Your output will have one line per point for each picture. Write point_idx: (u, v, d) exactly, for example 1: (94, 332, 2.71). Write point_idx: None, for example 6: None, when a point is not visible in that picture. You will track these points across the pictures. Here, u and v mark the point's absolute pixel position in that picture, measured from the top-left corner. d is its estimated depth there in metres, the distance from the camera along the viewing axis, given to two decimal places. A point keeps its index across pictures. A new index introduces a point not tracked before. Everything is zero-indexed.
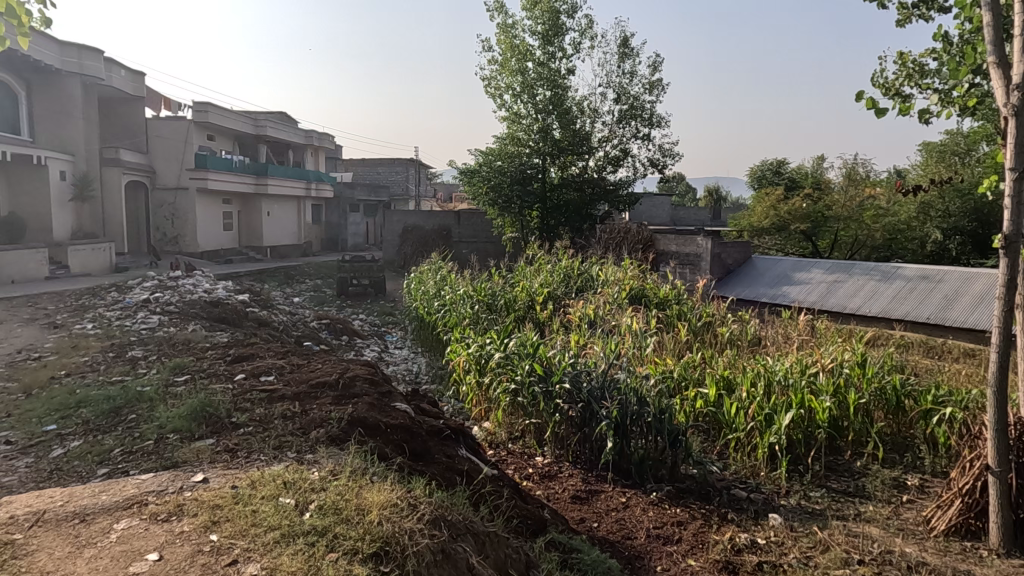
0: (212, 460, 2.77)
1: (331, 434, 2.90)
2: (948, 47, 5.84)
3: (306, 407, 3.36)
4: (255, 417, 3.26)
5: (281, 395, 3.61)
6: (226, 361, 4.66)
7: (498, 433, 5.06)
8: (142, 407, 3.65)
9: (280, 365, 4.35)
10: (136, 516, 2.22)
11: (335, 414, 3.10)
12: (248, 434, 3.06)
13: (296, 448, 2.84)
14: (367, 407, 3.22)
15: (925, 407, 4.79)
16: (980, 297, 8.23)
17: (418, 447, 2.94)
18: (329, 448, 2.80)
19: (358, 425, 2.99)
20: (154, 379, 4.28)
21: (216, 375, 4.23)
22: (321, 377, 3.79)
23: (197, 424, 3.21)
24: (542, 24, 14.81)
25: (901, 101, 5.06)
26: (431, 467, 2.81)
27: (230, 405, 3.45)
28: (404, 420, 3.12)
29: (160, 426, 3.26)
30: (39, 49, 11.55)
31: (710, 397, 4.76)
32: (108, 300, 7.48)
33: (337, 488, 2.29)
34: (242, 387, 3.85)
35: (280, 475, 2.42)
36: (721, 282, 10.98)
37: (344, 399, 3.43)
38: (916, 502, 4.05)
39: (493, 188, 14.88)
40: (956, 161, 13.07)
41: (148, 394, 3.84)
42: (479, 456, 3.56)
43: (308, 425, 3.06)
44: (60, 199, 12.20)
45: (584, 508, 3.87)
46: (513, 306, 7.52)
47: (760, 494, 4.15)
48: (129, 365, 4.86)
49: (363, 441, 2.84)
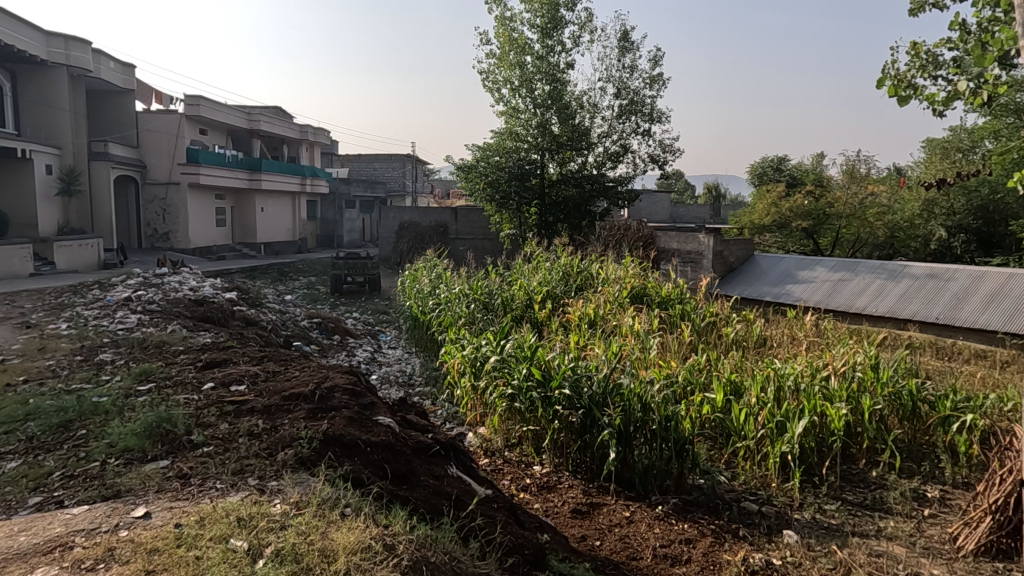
0: (160, 488, 2.51)
1: (302, 456, 2.64)
2: (966, 36, 5.62)
3: (276, 424, 3.10)
4: (217, 435, 3.00)
5: (250, 408, 3.36)
6: (197, 368, 4.40)
7: (494, 440, 4.83)
8: (95, 423, 3.38)
9: (253, 373, 4.09)
10: (56, 563, 1.94)
11: (306, 432, 2.83)
12: (206, 457, 2.79)
13: (260, 472, 2.58)
14: (345, 421, 2.95)
15: (944, 413, 4.59)
16: (990, 296, 8.01)
17: (401, 469, 2.68)
18: (297, 473, 2.54)
19: (334, 444, 2.73)
20: (116, 388, 4.01)
21: (183, 385, 3.96)
22: (295, 388, 3.52)
23: (151, 442, 2.96)
24: (542, 16, 14.50)
25: (915, 94, 4.87)
26: (415, 492, 2.56)
27: (191, 421, 3.18)
28: (386, 436, 2.86)
29: (110, 445, 2.99)
30: (23, 39, 11.18)
31: (717, 403, 4.49)
32: (87, 299, 7.17)
33: (300, 527, 2.05)
34: (208, 398, 3.59)
35: (235, 510, 2.16)
36: (724, 280, 10.76)
37: (319, 412, 3.17)
38: (940, 517, 3.80)
39: (490, 183, 14.59)
40: (961, 158, 12.84)
41: (104, 406, 3.57)
42: (471, 473, 3.32)
43: (276, 445, 2.80)
44: (45, 194, 11.91)
45: (585, 523, 3.61)
46: (511, 305, 7.26)
47: (772, 507, 3.90)
48: (94, 371, 4.58)
49: (337, 465, 2.58)
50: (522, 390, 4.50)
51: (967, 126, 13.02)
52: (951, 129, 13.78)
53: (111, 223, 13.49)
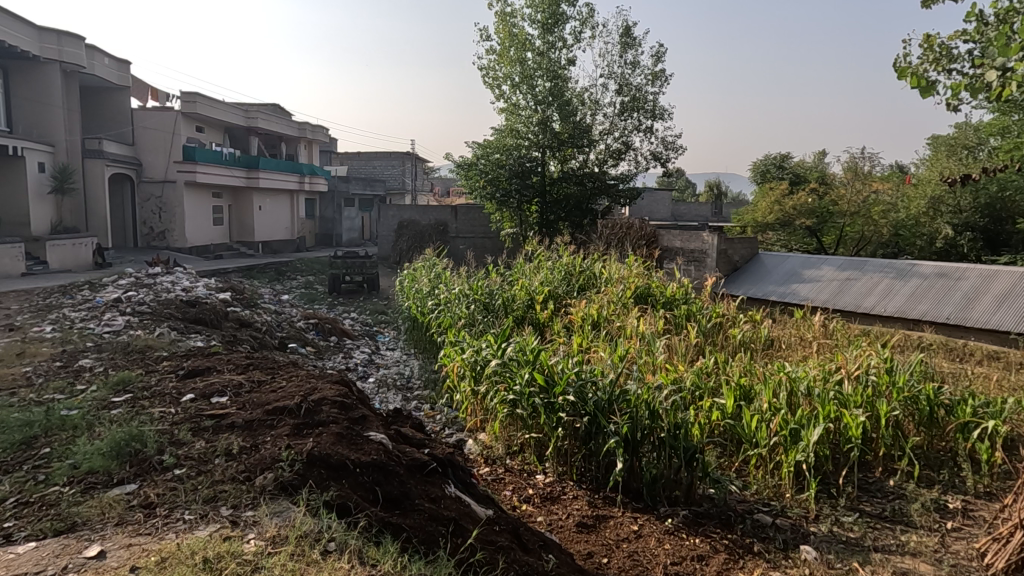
0: (120, 521, 2.32)
1: (283, 481, 2.47)
2: (983, 27, 5.43)
3: (257, 442, 2.93)
4: (190, 457, 2.83)
5: (231, 424, 3.19)
6: (178, 377, 4.23)
7: (494, 447, 4.66)
8: (60, 440, 3.18)
9: (237, 383, 3.91)
10: None
11: (289, 452, 2.66)
12: (178, 481, 2.62)
13: (234, 500, 2.40)
14: (332, 439, 2.79)
15: (963, 420, 4.40)
16: (1002, 296, 7.81)
17: (392, 492, 2.52)
18: (277, 501, 2.37)
19: (319, 466, 2.58)
20: (91, 399, 3.82)
21: (162, 396, 3.78)
22: (280, 402, 3.36)
23: (119, 464, 2.78)
24: (542, 12, 14.29)
25: (934, 88, 4.67)
26: (408, 519, 2.39)
27: (162, 440, 3.00)
28: (377, 454, 2.71)
29: (73, 466, 2.80)
30: (14, 34, 10.98)
31: (728, 409, 4.30)
32: (76, 300, 6.99)
33: (275, 571, 1.88)
34: (186, 412, 3.42)
35: (204, 547, 1.99)
36: (729, 280, 10.56)
37: (305, 428, 3.00)
38: (964, 531, 3.62)
39: (491, 181, 14.40)
40: (968, 155, 12.66)
41: (73, 421, 3.38)
42: (470, 491, 3.15)
43: (255, 468, 2.63)
44: (37, 191, 11.69)
45: (591, 539, 3.43)
46: (511, 306, 7.02)
47: (787, 520, 3.72)
48: (71, 380, 4.38)
49: (322, 490, 2.42)
50: (523, 396, 4.34)
51: (973, 123, 12.84)
52: (957, 125, 13.64)
53: (106, 222, 13.31)
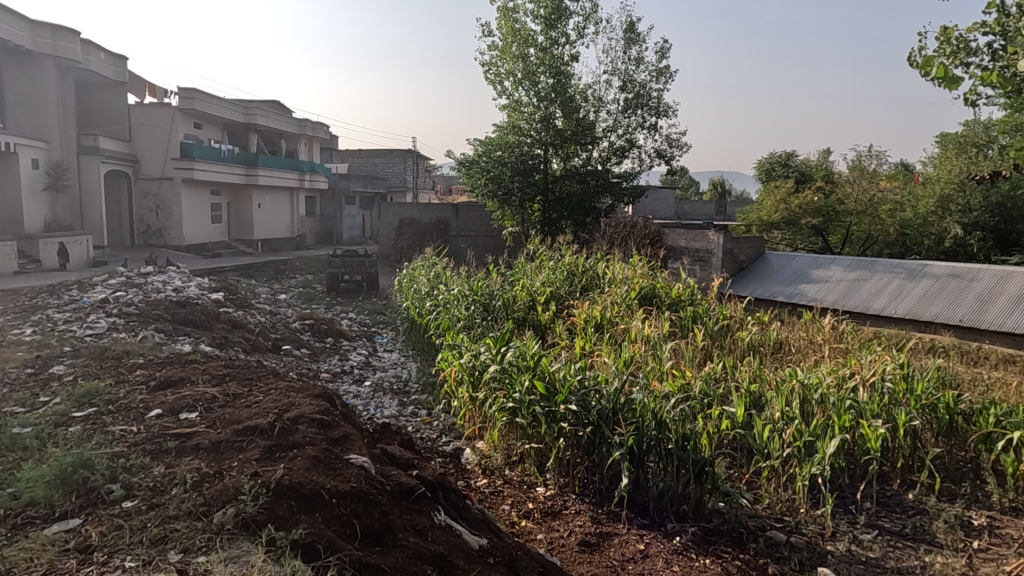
0: (50, 569, 2.12)
1: (246, 518, 2.28)
2: (1005, 19, 5.18)
3: (224, 467, 2.75)
4: (144, 487, 2.65)
5: (198, 444, 3.02)
6: (149, 389, 4.04)
7: (493, 456, 4.46)
8: (8, 463, 2.99)
9: (210, 397, 3.73)
10: None
11: (256, 482, 2.48)
12: (127, 516, 2.44)
13: (186, 543, 2.21)
14: (307, 464, 2.61)
15: (986, 430, 4.16)
16: (1017, 298, 7.56)
17: (373, 526, 2.36)
18: (238, 542, 2.18)
19: (290, 496, 2.40)
20: (52, 414, 3.64)
21: (130, 412, 3.60)
22: (254, 419, 3.18)
23: (62, 495, 2.60)
24: (544, 8, 14.08)
25: (955, 80, 4.44)
26: (389, 557, 2.21)
27: (114, 467, 2.82)
28: (356, 482, 2.55)
29: (14, 496, 2.61)
30: (6, 29, 10.80)
31: (738, 419, 4.05)
32: (62, 300, 6.82)
33: None
34: (151, 432, 3.23)
35: None
36: (735, 280, 10.31)
37: (277, 452, 2.83)
38: (993, 551, 3.40)
39: (492, 179, 14.11)
40: (977, 153, 12.45)
41: (26, 441, 3.19)
42: (461, 514, 2.97)
43: (215, 501, 2.44)
44: (31, 189, 11.54)
45: (596, 559, 3.23)
46: (512, 306, 6.75)
47: (802, 538, 3.50)
48: (40, 390, 4.19)
49: (290, 527, 2.23)
50: (522, 404, 4.12)
51: (983, 121, 12.59)
52: (966, 122, 13.39)
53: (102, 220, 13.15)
